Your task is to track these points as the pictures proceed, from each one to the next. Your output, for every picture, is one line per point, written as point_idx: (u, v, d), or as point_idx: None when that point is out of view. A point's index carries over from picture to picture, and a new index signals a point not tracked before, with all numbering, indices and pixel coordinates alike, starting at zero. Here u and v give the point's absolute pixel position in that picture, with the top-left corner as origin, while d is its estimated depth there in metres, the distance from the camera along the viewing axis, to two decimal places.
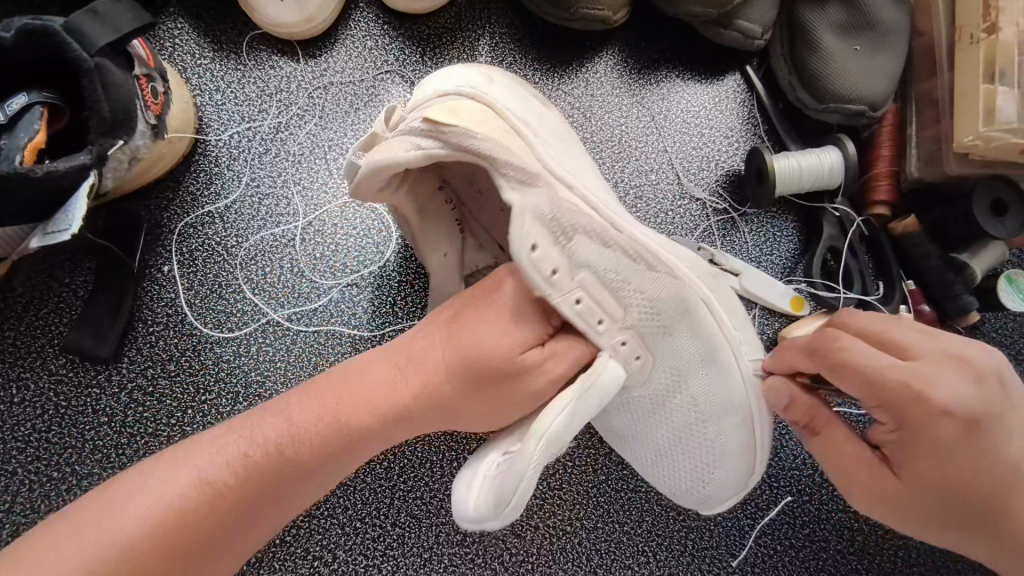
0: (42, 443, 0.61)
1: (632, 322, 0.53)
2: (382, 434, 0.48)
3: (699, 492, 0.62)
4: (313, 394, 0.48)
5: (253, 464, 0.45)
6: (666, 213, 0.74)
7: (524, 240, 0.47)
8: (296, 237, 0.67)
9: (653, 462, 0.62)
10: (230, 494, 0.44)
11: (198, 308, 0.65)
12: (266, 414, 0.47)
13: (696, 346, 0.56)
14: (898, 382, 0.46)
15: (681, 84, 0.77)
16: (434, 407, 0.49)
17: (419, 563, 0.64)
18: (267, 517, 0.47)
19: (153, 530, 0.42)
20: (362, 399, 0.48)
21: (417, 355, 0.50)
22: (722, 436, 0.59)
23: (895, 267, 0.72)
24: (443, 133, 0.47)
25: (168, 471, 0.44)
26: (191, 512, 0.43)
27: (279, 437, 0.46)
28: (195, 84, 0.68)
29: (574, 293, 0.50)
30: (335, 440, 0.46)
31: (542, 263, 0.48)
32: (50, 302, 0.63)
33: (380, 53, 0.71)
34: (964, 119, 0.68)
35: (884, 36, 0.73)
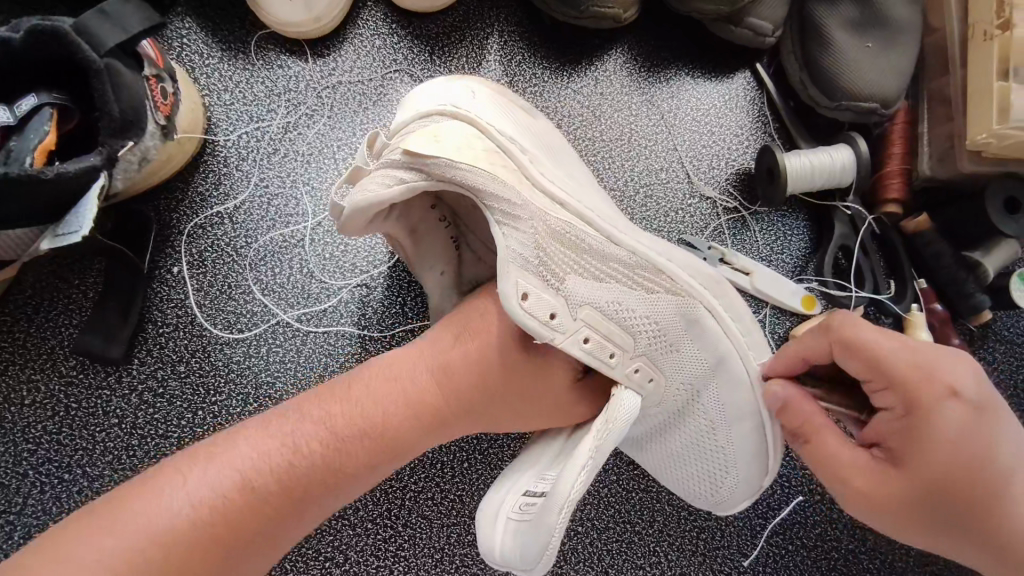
0: (54, 444, 0.61)
1: (643, 347, 0.53)
2: (423, 440, 0.50)
3: (714, 496, 0.61)
4: (353, 399, 0.48)
5: (300, 472, 0.44)
6: (676, 213, 0.73)
7: (515, 292, 0.47)
8: (305, 238, 0.67)
9: (667, 466, 0.61)
10: (274, 499, 0.43)
11: (208, 308, 0.65)
12: (307, 419, 0.46)
13: (708, 353, 0.55)
14: (907, 362, 0.46)
15: (691, 83, 0.77)
16: (472, 410, 0.51)
17: (431, 563, 0.64)
18: (306, 523, 0.46)
19: (198, 530, 0.40)
20: (409, 416, 0.48)
21: (454, 359, 0.50)
22: (734, 440, 0.58)
23: (906, 267, 0.72)
24: (425, 166, 0.48)
25: (208, 471, 0.42)
26: (236, 516, 0.42)
27: (327, 448, 0.45)
28: (203, 84, 0.68)
29: (580, 330, 0.50)
30: (382, 447, 0.47)
31: (538, 309, 0.48)
32: (60, 303, 0.63)
33: (388, 52, 0.71)
34: (977, 117, 0.67)
35: (895, 33, 0.72)
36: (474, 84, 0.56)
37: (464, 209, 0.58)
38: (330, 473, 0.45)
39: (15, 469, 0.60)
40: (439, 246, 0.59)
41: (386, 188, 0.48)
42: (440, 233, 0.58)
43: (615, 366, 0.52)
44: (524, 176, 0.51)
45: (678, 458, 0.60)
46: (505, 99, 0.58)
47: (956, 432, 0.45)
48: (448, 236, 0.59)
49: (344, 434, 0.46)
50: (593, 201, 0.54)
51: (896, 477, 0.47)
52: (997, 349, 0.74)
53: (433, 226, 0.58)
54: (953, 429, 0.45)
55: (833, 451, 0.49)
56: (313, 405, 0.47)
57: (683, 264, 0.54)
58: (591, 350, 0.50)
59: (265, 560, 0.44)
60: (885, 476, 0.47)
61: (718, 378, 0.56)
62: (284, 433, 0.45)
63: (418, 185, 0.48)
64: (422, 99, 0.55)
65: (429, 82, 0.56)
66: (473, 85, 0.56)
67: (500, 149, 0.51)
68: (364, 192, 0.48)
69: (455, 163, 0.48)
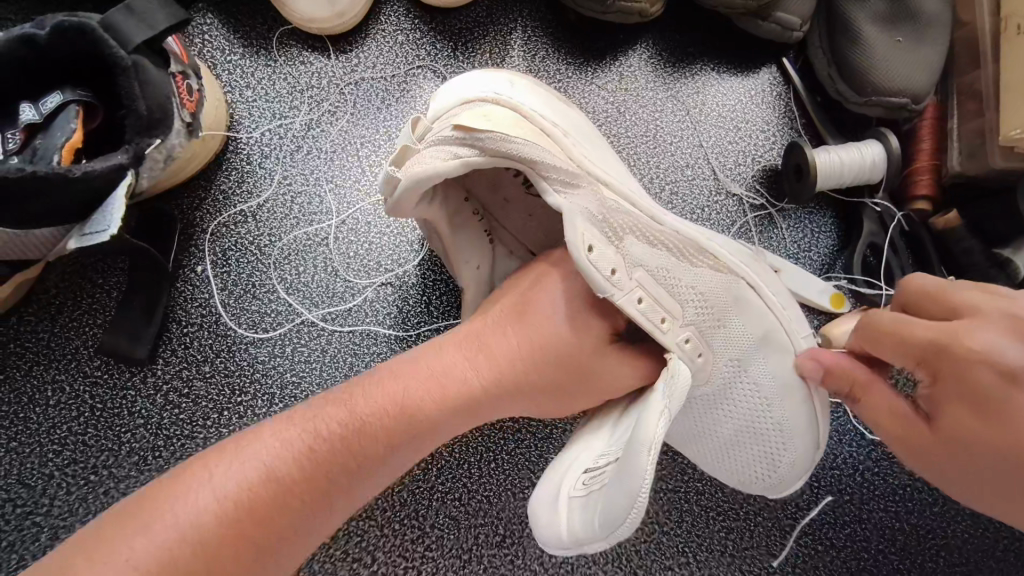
0: (79, 446, 0.60)
1: (691, 318, 0.52)
2: (451, 423, 0.48)
3: (773, 479, 0.59)
4: (378, 386, 0.47)
5: (323, 457, 0.43)
6: (702, 210, 0.73)
7: (580, 246, 0.46)
8: (330, 236, 0.66)
9: (714, 452, 0.60)
10: (302, 488, 0.42)
11: (233, 308, 0.64)
12: (333, 407, 0.46)
13: (751, 328, 0.54)
14: (932, 338, 0.46)
15: (716, 78, 0.76)
16: (505, 393, 0.50)
17: (458, 565, 0.63)
18: (335, 513, 0.44)
19: (225, 522, 0.39)
20: (433, 394, 0.47)
21: (482, 340, 0.51)
22: (792, 418, 0.56)
23: (938, 265, 0.71)
24: (478, 140, 0.47)
25: (235, 467, 0.41)
26: (262, 504, 0.40)
27: (349, 433, 0.44)
28: (225, 80, 0.67)
29: (636, 293, 0.49)
30: (406, 431, 0.46)
31: (601, 263, 0.47)
32: (83, 303, 0.63)
33: (411, 47, 0.70)
34: (1010, 112, 0.66)
35: (926, 27, 0.71)
36: (516, 77, 0.57)
37: (495, 201, 0.59)
38: (359, 456, 0.44)
39: (40, 470, 0.60)
40: (474, 242, 0.58)
41: (441, 159, 0.48)
42: (475, 227, 0.58)
43: (668, 333, 0.50)
44: (571, 152, 0.51)
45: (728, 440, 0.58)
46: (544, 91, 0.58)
47: (979, 394, 0.45)
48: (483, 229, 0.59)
49: (370, 419, 0.45)
50: (631, 189, 0.54)
51: (929, 438, 0.48)
52: None
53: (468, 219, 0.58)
54: (975, 391, 0.45)
55: (882, 406, 0.51)
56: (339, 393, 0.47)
57: (724, 246, 0.54)
58: (645, 309, 0.49)
59: (293, 557, 0.42)
60: (918, 431, 0.49)
61: (761, 361, 0.55)
62: (307, 420, 0.44)
63: (472, 160, 0.48)
64: (464, 87, 0.54)
65: (461, 77, 0.56)
66: (516, 78, 0.57)
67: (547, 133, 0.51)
68: (422, 164, 0.48)
69: (510, 136, 0.47)
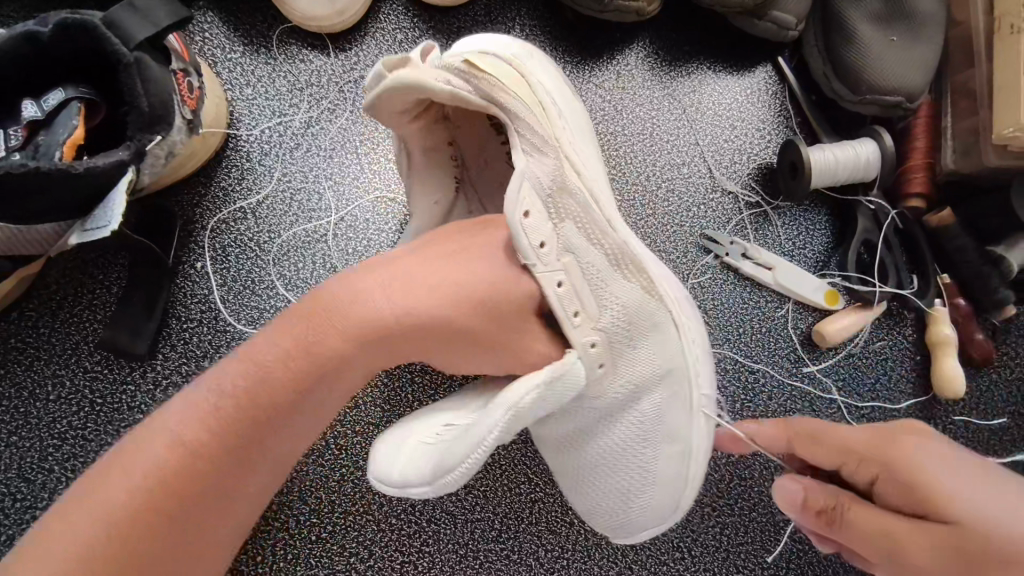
0: (79, 440, 0.61)
1: (604, 324, 0.51)
2: (369, 354, 0.42)
3: (621, 512, 0.58)
4: (279, 329, 0.41)
5: (229, 415, 0.38)
6: (698, 207, 0.73)
7: (515, 206, 0.47)
8: (329, 233, 0.67)
9: (576, 472, 0.57)
10: (215, 451, 0.38)
11: (232, 304, 0.65)
12: (232, 358, 0.40)
13: (656, 357, 0.54)
14: (866, 441, 0.50)
15: (712, 77, 0.77)
16: (428, 325, 0.44)
17: (455, 559, 0.64)
18: (264, 466, 0.40)
19: (136, 506, 0.36)
20: (341, 327, 0.41)
21: (405, 272, 0.45)
22: (659, 461, 0.57)
23: (929, 261, 0.72)
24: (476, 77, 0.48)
25: (140, 447, 0.37)
26: (173, 478, 0.37)
27: (252, 387, 0.39)
28: (225, 78, 0.68)
29: (554, 275, 0.49)
30: (315, 373, 0.40)
31: (533, 232, 0.48)
32: (84, 298, 0.63)
33: (411, 46, 0.71)
34: (1004, 111, 0.67)
35: (921, 26, 0.72)
36: (532, 49, 0.59)
37: (476, 159, 0.59)
38: (267, 411, 0.39)
39: (40, 464, 0.60)
40: (436, 181, 0.58)
41: (438, 84, 0.48)
42: (448, 171, 0.58)
43: (576, 326, 0.49)
44: (554, 131, 0.53)
45: (597, 467, 0.56)
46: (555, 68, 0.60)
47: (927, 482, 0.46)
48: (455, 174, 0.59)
49: (271, 372, 0.39)
50: (603, 187, 0.56)
51: (923, 539, 0.44)
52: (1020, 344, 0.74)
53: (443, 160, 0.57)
54: (928, 480, 0.46)
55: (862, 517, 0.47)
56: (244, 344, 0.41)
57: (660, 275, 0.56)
58: (561, 295, 0.49)
59: (231, 519, 0.40)
60: (921, 540, 0.44)
61: (662, 392, 0.55)
62: (211, 381, 0.39)
63: (463, 95, 0.48)
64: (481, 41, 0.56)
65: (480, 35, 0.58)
66: (533, 51, 0.58)
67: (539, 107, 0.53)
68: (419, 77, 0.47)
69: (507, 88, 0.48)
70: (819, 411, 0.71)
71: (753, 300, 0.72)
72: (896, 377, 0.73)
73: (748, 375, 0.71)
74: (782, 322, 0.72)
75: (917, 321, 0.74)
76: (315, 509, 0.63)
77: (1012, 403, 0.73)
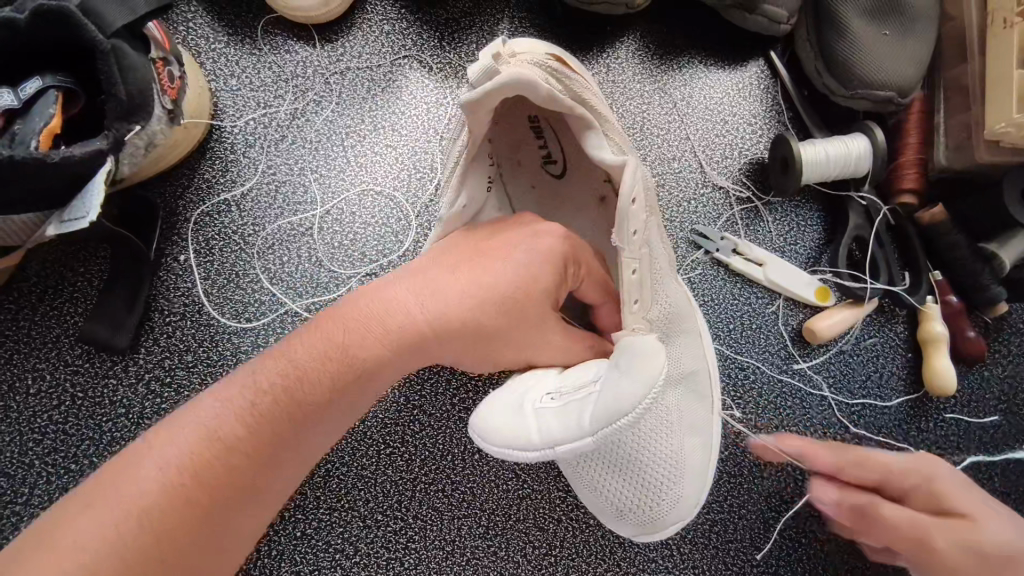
0: (59, 435, 0.60)
1: (653, 316, 0.52)
2: (399, 362, 0.46)
3: (651, 508, 0.52)
4: (316, 332, 0.46)
5: (262, 413, 0.44)
6: (689, 202, 0.73)
7: (628, 195, 0.47)
8: (314, 226, 0.66)
9: (598, 466, 0.51)
10: (246, 446, 0.43)
11: (215, 298, 0.64)
12: (269, 358, 0.46)
13: (687, 357, 0.55)
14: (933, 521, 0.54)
15: (703, 71, 0.76)
16: (453, 334, 0.47)
17: (441, 557, 0.63)
18: (290, 463, 0.46)
19: (168, 493, 0.41)
20: (372, 333, 0.46)
21: (433, 278, 0.49)
22: (688, 451, 0.53)
23: (922, 259, 0.72)
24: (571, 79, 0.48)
25: (179, 437, 0.43)
26: (205, 470, 0.42)
27: (286, 389, 0.45)
28: (210, 69, 0.67)
29: (632, 262, 0.49)
30: (347, 376, 0.45)
31: (635, 218, 0.49)
32: (65, 291, 0.62)
33: (398, 37, 0.70)
34: (996, 105, 0.66)
35: (912, 19, 0.71)
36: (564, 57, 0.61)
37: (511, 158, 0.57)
38: (294, 422, 0.45)
39: (20, 459, 0.59)
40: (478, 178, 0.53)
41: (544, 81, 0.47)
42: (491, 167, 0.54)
43: (636, 312, 0.49)
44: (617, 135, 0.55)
45: (620, 460, 0.50)
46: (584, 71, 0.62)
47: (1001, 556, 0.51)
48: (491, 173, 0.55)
49: (301, 386, 0.44)
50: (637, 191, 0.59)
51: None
52: (1012, 340, 0.74)
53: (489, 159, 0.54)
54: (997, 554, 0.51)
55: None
56: (274, 353, 0.46)
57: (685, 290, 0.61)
58: (637, 279, 0.49)
59: (254, 512, 0.45)
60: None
61: (683, 391, 0.54)
62: (250, 376, 0.46)
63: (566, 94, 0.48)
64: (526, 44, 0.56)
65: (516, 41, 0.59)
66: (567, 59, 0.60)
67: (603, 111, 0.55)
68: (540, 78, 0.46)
69: None
70: (808, 407, 0.71)
71: (745, 296, 0.72)
72: (888, 374, 0.72)
73: (737, 372, 0.70)
74: (773, 318, 0.71)
75: (909, 317, 0.73)
76: (300, 506, 0.62)
77: (1004, 401, 0.73)
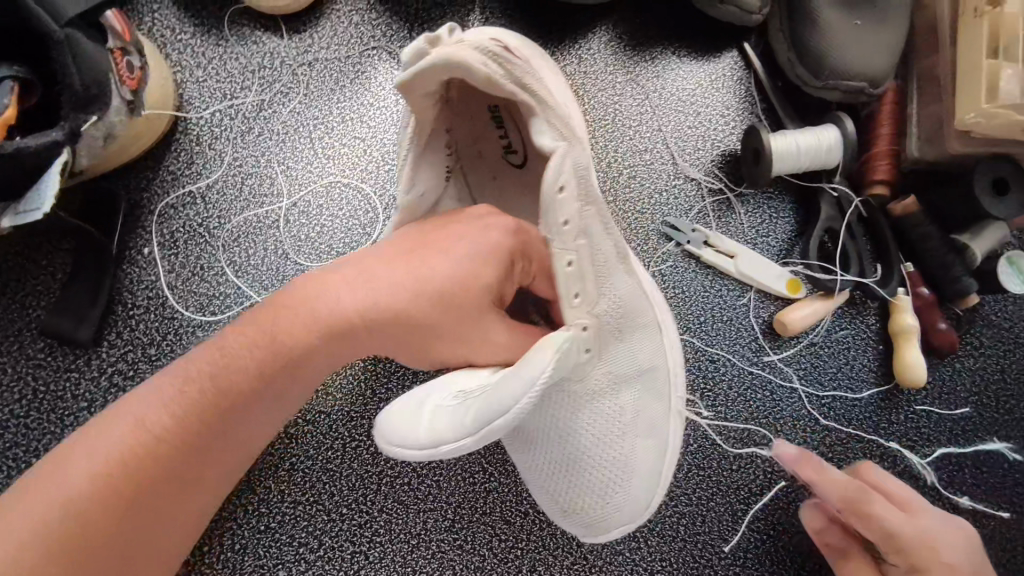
0: (21, 428, 0.60)
1: (602, 311, 0.52)
2: (330, 353, 0.45)
3: (598, 507, 0.56)
4: (247, 323, 0.45)
5: (191, 407, 0.44)
6: (660, 194, 0.72)
7: (553, 183, 0.47)
8: (280, 219, 0.66)
9: (550, 464, 0.55)
10: (173, 439, 0.44)
11: (180, 291, 0.63)
12: (202, 349, 0.46)
13: (642, 358, 0.57)
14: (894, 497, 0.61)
15: (676, 62, 0.75)
16: (388, 326, 0.45)
17: (407, 549, 0.63)
18: (223, 453, 0.47)
19: (97, 486, 0.43)
20: (300, 326, 0.44)
21: (372, 270, 0.46)
22: (637, 454, 0.56)
23: (894, 250, 0.71)
24: (508, 61, 0.47)
25: (111, 431, 0.44)
26: (132, 464, 0.43)
27: (214, 383, 0.44)
28: (175, 59, 0.66)
29: (567, 253, 0.48)
30: (275, 369, 0.44)
31: (563, 207, 0.47)
32: (27, 284, 0.62)
33: (367, 28, 0.69)
34: (966, 96, 0.66)
35: (885, 10, 0.71)
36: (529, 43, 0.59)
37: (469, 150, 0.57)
38: (223, 415, 0.45)
39: None
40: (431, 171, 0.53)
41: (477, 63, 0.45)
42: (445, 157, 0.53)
43: (575, 306, 0.49)
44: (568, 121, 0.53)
45: (571, 458, 0.55)
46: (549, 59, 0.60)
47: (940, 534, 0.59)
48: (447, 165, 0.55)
49: (229, 378, 0.44)
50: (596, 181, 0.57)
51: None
52: (983, 333, 0.74)
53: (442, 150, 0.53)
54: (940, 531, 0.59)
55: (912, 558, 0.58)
56: (208, 345, 0.46)
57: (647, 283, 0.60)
58: (571, 273, 0.48)
59: (186, 499, 0.47)
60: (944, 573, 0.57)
61: (638, 389, 0.57)
62: (182, 368, 0.45)
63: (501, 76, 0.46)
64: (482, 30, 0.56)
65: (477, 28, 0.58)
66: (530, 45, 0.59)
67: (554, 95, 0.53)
68: (470, 56, 0.45)
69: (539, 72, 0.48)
70: (779, 400, 0.71)
71: (715, 288, 0.71)
72: (859, 366, 0.72)
73: (707, 364, 0.70)
74: (743, 311, 0.71)
75: (880, 310, 0.73)
76: (264, 499, 0.62)
77: (974, 394, 0.73)
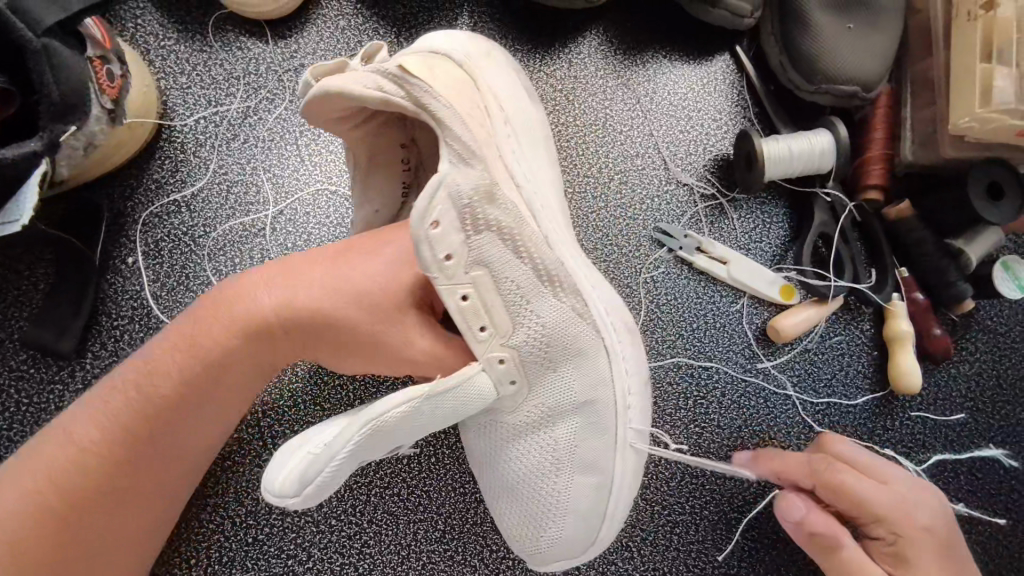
0: (4, 441, 0.59)
1: (518, 341, 0.49)
2: (250, 351, 0.49)
3: (531, 539, 0.55)
4: (168, 332, 0.48)
5: (120, 417, 0.46)
6: (652, 200, 0.72)
7: (420, 219, 0.44)
8: (267, 227, 0.65)
9: (495, 496, 0.55)
10: (108, 449, 0.46)
11: (165, 301, 0.62)
12: (127, 363, 0.48)
13: (584, 387, 0.52)
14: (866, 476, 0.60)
15: (668, 66, 0.75)
16: (306, 325, 0.49)
17: (397, 561, 0.62)
18: (161, 461, 0.49)
19: (35, 499, 0.44)
20: (220, 326, 0.48)
21: (286, 274, 0.50)
22: (573, 489, 0.53)
23: (888, 255, 0.70)
24: (406, 83, 0.47)
25: (44, 449, 0.46)
26: (69, 476, 0.45)
27: (141, 391, 0.47)
28: (158, 66, 0.65)
29: (459, 288, 0.47)
30: (200, 369, 0.47)
31: (439, 244, 0.45)
32: (9, 295, 0.61)
33: (353, 33, 0.68)
34: (960, 100, 0.65)
35: (878, 13, 0.70)
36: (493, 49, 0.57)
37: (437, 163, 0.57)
38: (157, 422, 0.47)
39: None
40: (383, 187, 0.56)
41: (364, 89, 0.46)
42: (393, 173, 0.56)
43: (483, 340, 0.48)
44: (492, 138, 0.50)
45: (508, 488, 0.54)
46: (513, 67, 0.58)
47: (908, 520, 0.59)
48: (404, 182, 0.57)
49: (157, 384, 0.47)
50: (551, 197, 0.53)
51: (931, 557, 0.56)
52: (979, 338, 0.73)
53: (391, 167, 0.56)
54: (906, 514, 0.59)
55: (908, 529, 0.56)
56: (133, 357, 0.49)
57: (602, 302, 0.53)
58: (465, 310, 0.47)
59: (126, 513, 0.48)
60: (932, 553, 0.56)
61: (578, 423, 0.53)
62: (109, 383, 0.48)
63: (393, 99, 0.47)
64: (437, 38, 0.54)
65: (440, 32, 0.56)
66: (494, 51, 0.56)
67: (486, 110, 0.51)
68: (343, 82, 0.46)
69: (436, 93, 0.47)
70: (773, 407, 0.70)
71: (707, 295, 0.71)
72: (853, 372, 0.71)
73: (700, 371, 0.69)
74: (737, 317, 0.71)
75: (875, 316, 0.72)
76: (252, 511, 0.61)
77: (971, 399, 0.72)
